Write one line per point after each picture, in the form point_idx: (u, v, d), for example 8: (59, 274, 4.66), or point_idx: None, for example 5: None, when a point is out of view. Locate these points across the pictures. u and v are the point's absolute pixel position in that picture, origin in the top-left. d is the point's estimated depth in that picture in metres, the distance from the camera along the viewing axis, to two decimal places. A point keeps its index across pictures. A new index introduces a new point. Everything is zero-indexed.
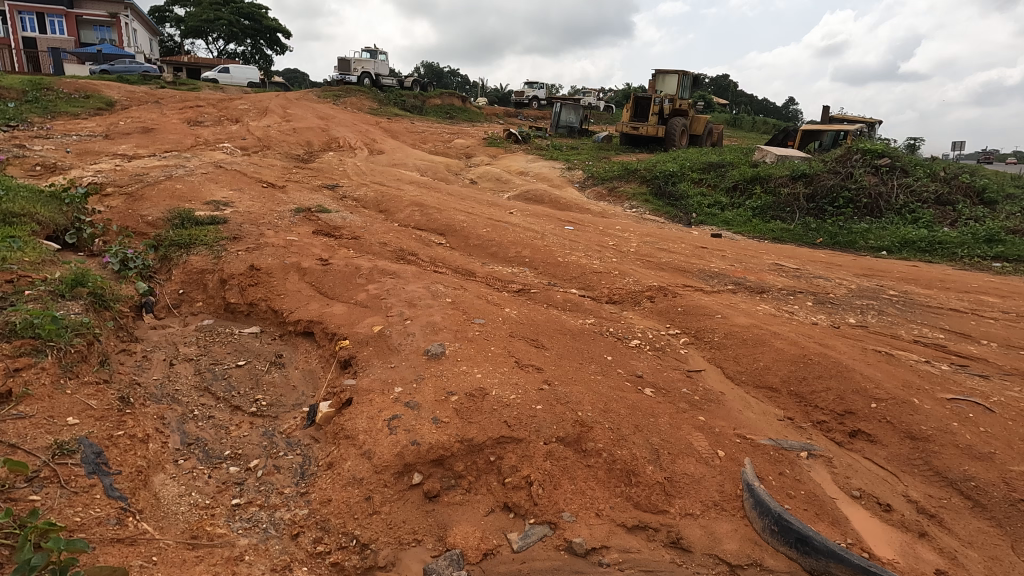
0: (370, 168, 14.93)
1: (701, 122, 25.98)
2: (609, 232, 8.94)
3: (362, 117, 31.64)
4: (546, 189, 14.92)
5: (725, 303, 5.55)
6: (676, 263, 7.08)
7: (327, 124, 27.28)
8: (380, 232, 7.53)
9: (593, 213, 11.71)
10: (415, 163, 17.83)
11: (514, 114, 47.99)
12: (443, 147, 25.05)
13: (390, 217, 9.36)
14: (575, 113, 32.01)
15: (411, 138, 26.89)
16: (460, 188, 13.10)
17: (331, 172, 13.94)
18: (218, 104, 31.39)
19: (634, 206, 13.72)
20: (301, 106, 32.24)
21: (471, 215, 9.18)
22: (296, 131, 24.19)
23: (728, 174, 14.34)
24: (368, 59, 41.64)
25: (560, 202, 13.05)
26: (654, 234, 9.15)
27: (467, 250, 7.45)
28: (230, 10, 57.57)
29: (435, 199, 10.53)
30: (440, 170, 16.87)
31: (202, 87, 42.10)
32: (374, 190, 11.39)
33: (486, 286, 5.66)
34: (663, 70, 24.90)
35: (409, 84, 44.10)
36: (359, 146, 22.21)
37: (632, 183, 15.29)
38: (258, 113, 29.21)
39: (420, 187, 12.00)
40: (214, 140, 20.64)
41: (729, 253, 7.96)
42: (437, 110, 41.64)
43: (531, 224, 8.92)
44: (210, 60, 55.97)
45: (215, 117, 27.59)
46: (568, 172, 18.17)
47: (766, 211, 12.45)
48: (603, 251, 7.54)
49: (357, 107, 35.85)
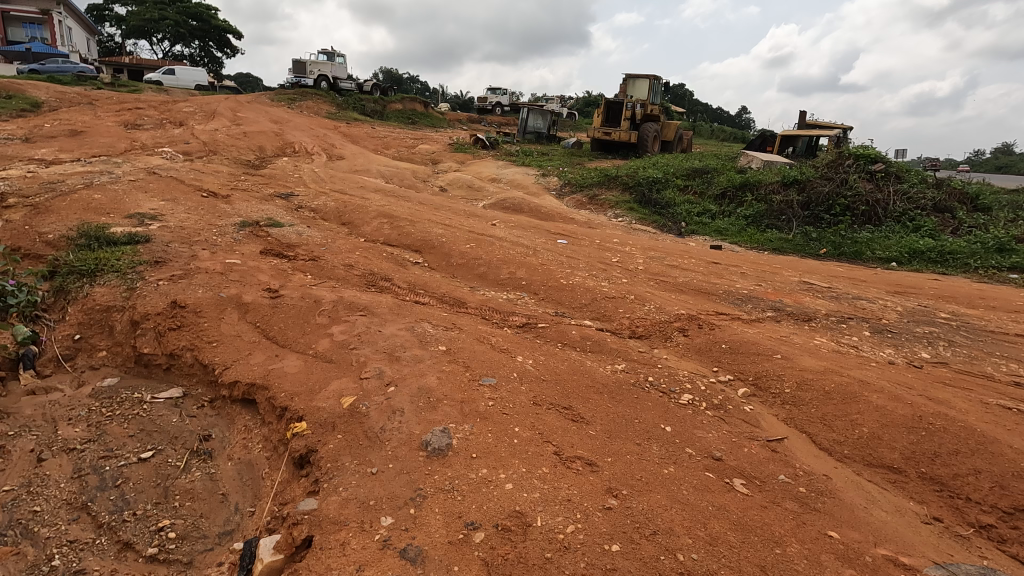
0: (330, 174, 13.56)
1: (672, 128, 25.53)
2: (607, 245, 7.92)
3: (320, 121, 29.95)
4: (523, 197, 13.86)
5: (777, 338, 4.55)
6: (696, 284, 6.09)
7: (282, 128, 25.55)
8: (345, 251, 6.25)
9: (579, 224, 10.70)
10: (379, 169, 16.50)
11: (478, 121, 47.00)
12: (407, 152, 23.72)
13: (354, 231, 8.08)
14: (542, 118, 31.17)
15: (373, 143, 25.43)
16: (431, 196, 11.88)
17: (285, 180, 12.50)
18: (161, 107, 29.21)
19: (619, 215, 12.79)
20: (253, 109, 30.34)
21: (449, 228, 8.00)
22: (247, 136, 22.45)
23: (715, 180, 13.60)
24: (325, 61, 39.85)
25: (541, 211, 12.00)
26: (655, 247, 8.17)
27: (450, 271, 6.27)
28: (177, 11, 54.72)
29: (405, 209, 9.30)
30: (407, 177, 15.59)
31: (145, 89, 39.47)
32: (334, 200, 10.05)
33: (484, 322, 4.49)
34: (634, 74, 24.35)
35: (368, 88, 42.48)
36: (317, 151, 20.66)
37: (614, 191, 14.40)
38: (205, 117, 27.22)
39: (386, 195, 10.73)
40: (154, 144, 18.77)
41: (746, 269, 7.03)
42: (399, 115, 40.16)
43: (519, 238, 7.81)
44: (155, 62, 52.93)
45: (157, 120, 25.45)
46: (542, 179, 17.18)
47: (760, 219, 11.71)
48: (608, 270, 6.49)
49: (314, 111, 34.09)
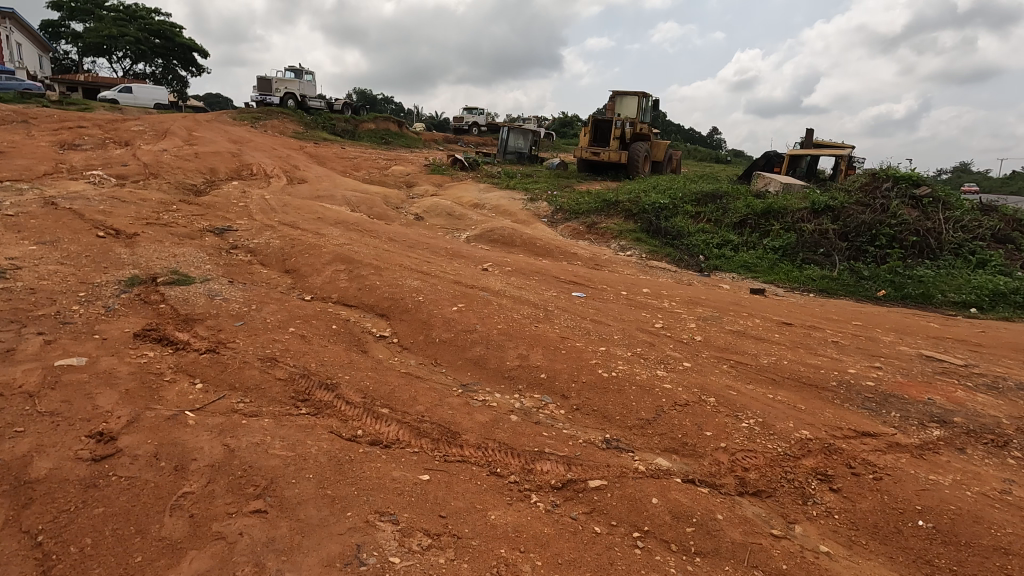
0: (284, 201, 11.50)
1: (661, 147, 24.11)
2: (636, 297, 6.02)
3: (285, 141, 27.79)
4: (513, 226, 11.93)
5: (1004, 503, 2.65)
6: (786, 369, 4.22)
7: (240, 149, 23.31)
8: (272, 327, 4.20)
9: (584, 265, 8.81)
10: (345, 194, 14.44)
11: (455, 141, 45.40)
12: (378, 174, 21.73)
13: (297, 284, 6.03)
14: (523, 138, 29.58)
15: (341, 164, 23.35)
16: (404, 228, 9.91)
17: (226, 209, 10.35)
18: (108, 125, 26.75)
19: (626, 247, 10.97)
20: (211, 128, 28.09)
21: (428, 278, 6.02)
22: (199, 157, 20.23)
23: (731, 206, 11.93)
24: (292, 79, 37.78)
25: (536, 245, 10.10)
26: (696, 297, 6.30)
27: (430, 353, 4.29)
28: (138, 27, 52.27)
29: (370, 248, 7.29)
30: (377, 203, 13.57)
31: (96, 107, 36.84)
32: (279, 236, 7.98)
33: (499, 495, 2.52)
34: (622, 91, 22.92)
35: (339, 106, 40.43)
36: (277, 173, 18.52)
37: (615, 218, 12.64)
38: (156, 136, 24.89)
39: (346, 229, 8.72)
40: (86, 166, 16.42)
41: (833, 334, 5.20)
42: (371, 135, 38.19)
43: (521, 291, 5.87)
44: (111, 80, 50.18)
45: (100, 140, 22.97)
46: (531, 204, 15.34)
47: (792, 251, 10.01)
48: (655, 345, 4.58)
49: (279, 130, 31.96)
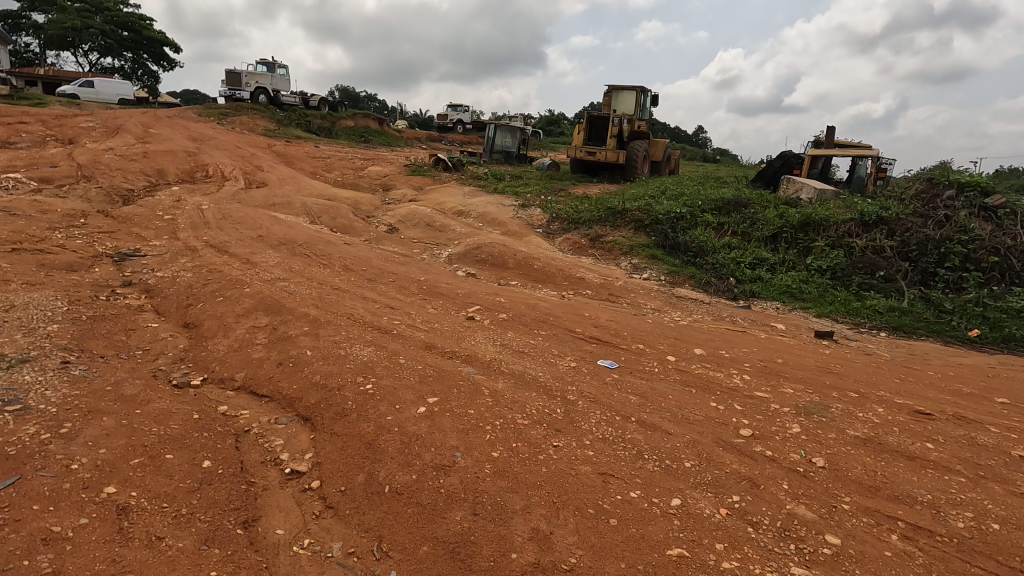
0: (225, 212, 9.46)
1: (660, 147, 22.39)
2: (687, 365, 4.16)
3: (252, 139, 25.59)
4: (504, 240, 10.03)
5: None
6: (1008, 549, 2.37)
7: (199, 147, 21.09)
8: (73, 488, 2.27)
9: (595, 298, 6.96)
10: (306, 200, 12.43)
11: (439, 139, 43.40)
12: (352, 176, 19.69)
13: (192, 352, 4.07)
14: (511, 136, 27.70)
15: (312, 164, 21.23)
16: (370, 248, 7.99)
17: (147, 223, 8.30)
18: (54, 121, 24.36)
19: (640, 268, 9.18)
20: (171, 125, 25.80)
21: (387, 342, 4.11)
22: (149, 157, 18.06)
23: (760, 216, 10.20)
24: (264, 72, 35.42)
25: (533, 268, 8.22)
26: (768, 361, 4.45)
27: (371, 523, 2.37)
28: (104, 19, 49.45)
29: (314, 286, 5.34)
30: (342, 212, 11.57)
31: (50, 102, 34.24)
32: (195, 267, 5.99)
33: None
34: (619, 86, 21.15)
35: (315, 102, 38.11)
36: (235, 176, 16.39)
37: (623, 229, 10.84)
38: (107, 133, 22.59)
39: (290, 252, 6.75)
40: (7, 168, 14.21)
41: (1007, 439, 3.40)
42: (349, 133, 35.99)
43: (523, 363, 3.97)
44: (73, 73, 47.27)
45: (39, 138, 20.55)
46: (522, 212, 13.47)
47: (843, 275, 8.27)
48: (759, 486, 2.71)
49: (248, 127, 29.71)
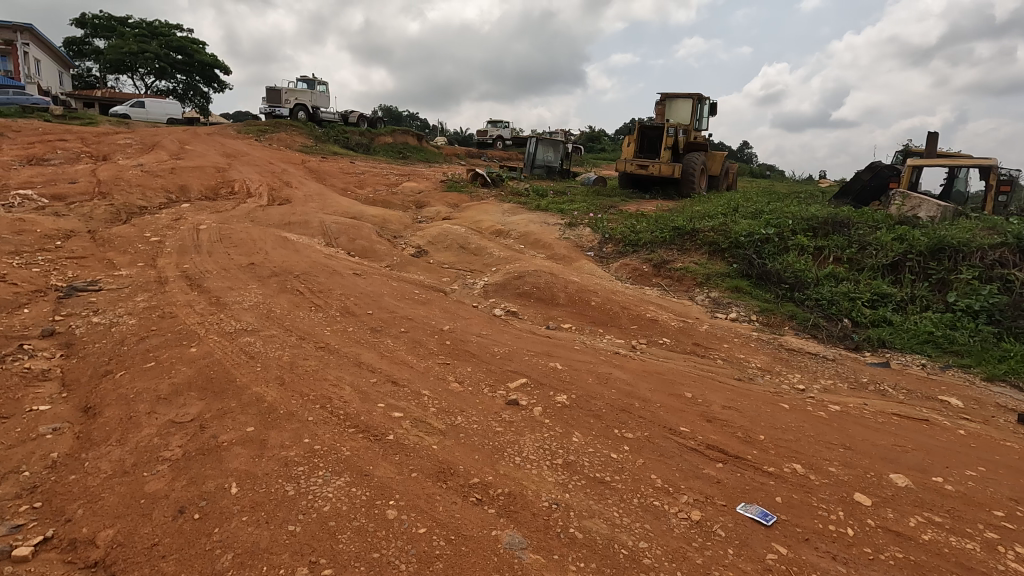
0: (227, 232, 8.17)
1: (719, 160, 20.42)
2: (901, 522, 2.51)
3: (287, 155, 24.95)
4: (551, 266, 8.35)
5: None
6: None
7: (230, 163, 20.35)
8: None
9: (676, 355, 5.19)
10: (327, 218, 11.10)
11: (479, 155, 42.43)
12: (385, 192, 18.52)
13: (61, 471, 2.51)
14: (553, 150, 26.16)
15: (344, 180, 20.18)
16: (387, 278, 6.45)
17: (128, 245, 7.01)
18: (95, 139, 24.31)
19: (723, 304, 7.38)
20: (207, 142, 25.43)
21: (375, 471, 2.48)
22: (176, 172, 17.32)
23: (871, 240, 8.22)
24: (304, 89, 35.15)
25: (590, 305, 6.50)
26: (1017, 512, 2.64)
27: None
28: (160, 44, 51.14)
29: (289, 344, 3.77)
30: (365, 231, 10.16)
31: (100, 121, 34.89)
32: (148, 306, 4.55)
33: None
34: (674, 94, 19.42)
35: (354, 119, 37.68)
36: (260, 192, 15.36)
37: (694, 254, 9.05)
38: (142, 149, 22.24)
39: (280, 286, 5.24)
40: (23, 184, 13.49)
41: None
42: (387, 149, 35.28)
43: (607, 515, 2.38)
44: (127, 95, 48.77)
45: (74, 154, 20.21)
46: (570, 232, 11.78)
47: (1005, 319, 6.23)
48: None
49: (285, 144, 29.26)
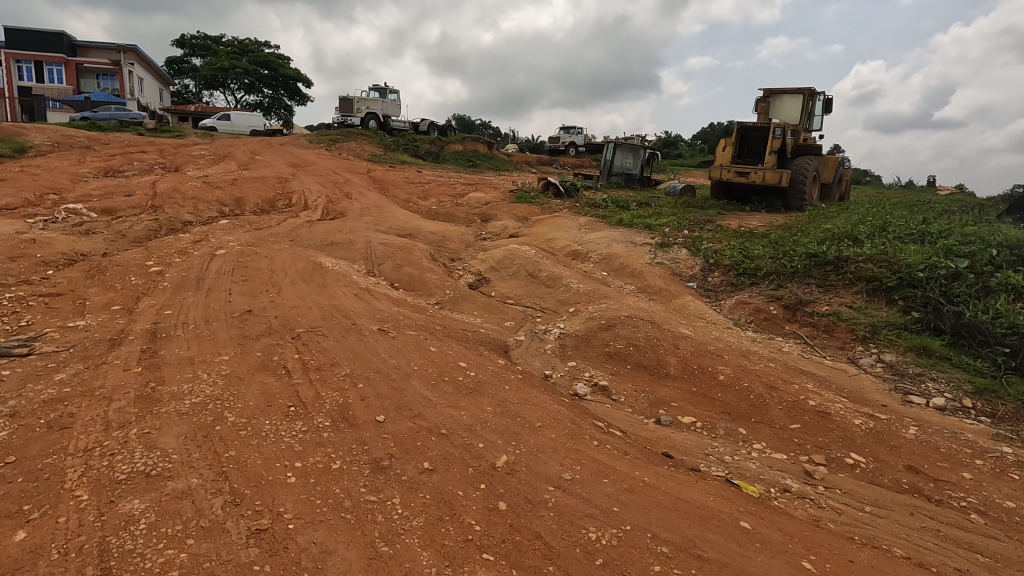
0: (250, 258, 6.82)
1: (833, 165, 17.40)
2: None
3: (355, 164, 24.27)
4: (646, 307, 6.34)
5: None
6: None
7: (294, 174, 19.69)
8: None
9: (885, 501, 3.09)
10: (377, 236, 9.67)
11: (551, 162, 40.69)
12: (450, 204, 17.10)
13: None
14: (633, 156, 23.94)
15: (408, 191, 18.99)
16: (427, 332, 4.73)
17: (120, 277, 5.71)
18: (174, 150, 24.67)
19: (910, 376, 5.10)
20: (278, 152, 25.21)
21: None
22: (238, 183, 16.68)
23: None
24: (376, 98, 34.79)
25: (713, 380, 4.46)
26: None
27: None
28: (249, 60, 53.34)
29: (189, 543, 2.16)
30: (416, 251, 8.58)
31: (187, 133, 36.25)
32: (48, 400, 2.98)
33: None
34: (781, 90, 16.71)
35: (424, 127, 37.01)
36: (317, 205, 14.32)
37: (844, 294, 6.71)
38: (213, 160, 22.14)
39: (260, 359, 3.60)
40: (81, 197, 13.03)
41: None
42: (457, 157, 34.24)
43: None
44: (216, 109, 51.08)
45: (148, 166, 20.28)
46: (661, 256, 9.67)
47: None
48: None
49: (355, 152, 28.77)
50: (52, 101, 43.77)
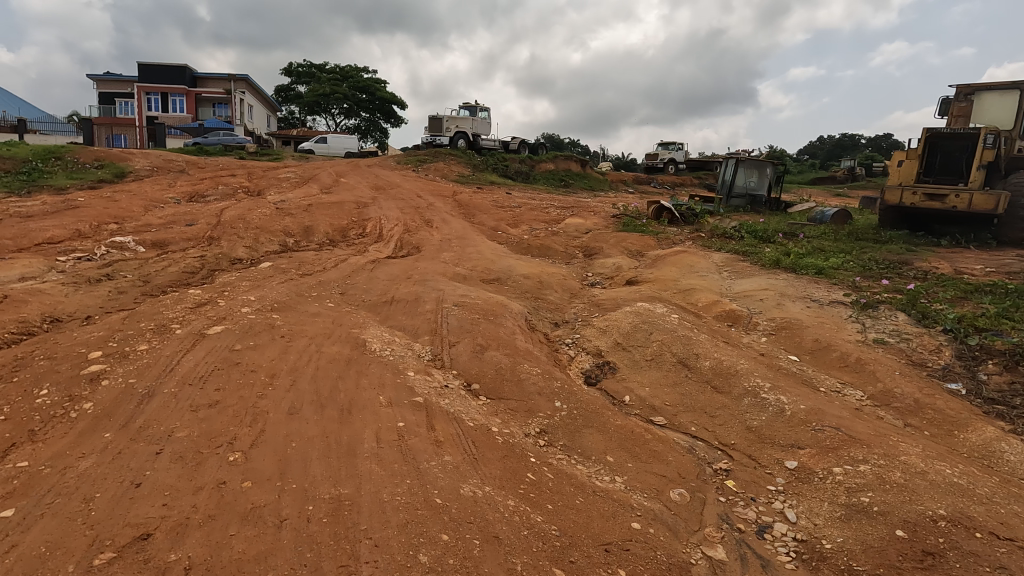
0: (255, 338, 4.43)
1: None
2: None
3: (441, 186, 22.51)
4: (962, 476, 3.19)
5: None
6: None
7: (375, 197, 18.02)
8: None
9: None
10: (454, 287, 7.19)
11: (649, 181, 37.27)
12: (545, 233, 14.54)
13: None
14: (758, 174, 20.39)
15: (495, 216, 16.65)
16: None
17: (24, 387, 3.46)
18: (262, 173, 24.19)
19: None
20: (364, 174, 24.05)
21: None
22: (312, 208, 15.13)
23: None
24: (466, 116, 33.26)
25: None
26: None
27: None
28: (349, 85, 54.64)
29: None
30: (506, 314, 5.93)
31: (283, 156, 36.81)
32: None
33: None
34: (987, 85, 12.54)
35: (514, 145, 35.05)
36: (391, 236, 12.25)
37: None
38: (297, 183, 21.14)
39: None
40: (140, 227, 11.79)
41: None
42: (549, 177, 31.87)
43: None
44: (314, 133, 52.58)
45: (231, 190, 19.43)
46: (873, 328, 6.36)
47: None
48: None
49: (442, 173, 27.18)
50: (171, 129, 46.68)
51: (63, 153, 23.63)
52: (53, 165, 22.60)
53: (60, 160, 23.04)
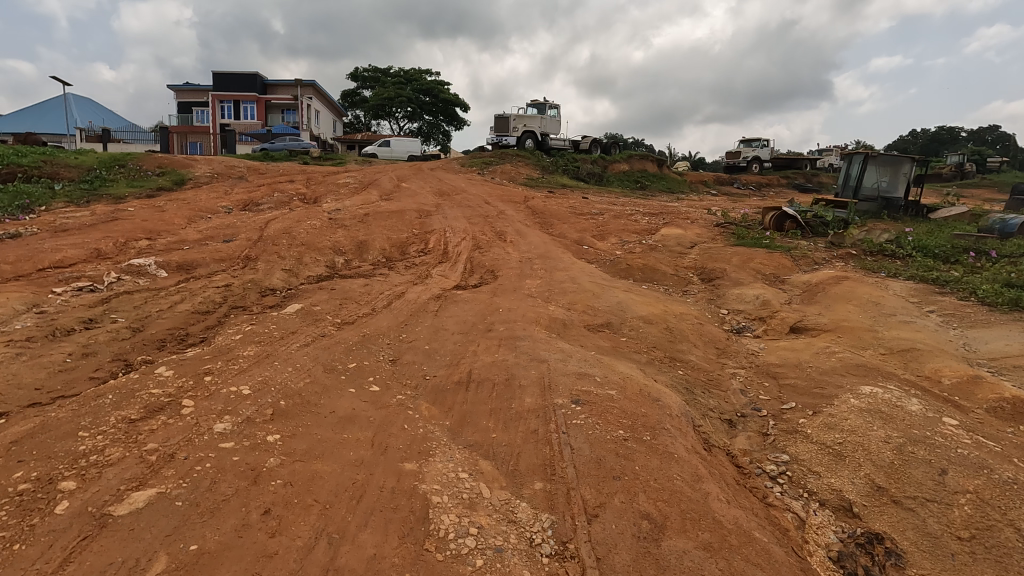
0: (206, 530, 2.18)
1: None
2: None
3: (510, 190, 20.27)
4: None
5: None
6: None
7: (438, 204, 15.95)
8: None
9: None
10: (559, 349, 4.75)
11: (733, 181, 33.63)
12: (641, 248, 11.91)
13: None
14: (892, 172, 16.79)
15: (577, 226, 14.16)
16: None
17: None
18: (320, 179, 22.84)
19: None
20: (426, 178, 22.21)
21: None
22: (367, 218, 13.21)
23: None
24: (534, 114, 30.93)
25: None
26: None
27: None
28: (413, 87, 53.59)
29: None
30: (668, 424, 3.41)
31: (345, 160, 35.84)
32: None
33: None
34: None
35: (585, 145, 32.37)
36: (459, 254, 10.04)
37: None
38: (355, 189, 19.50)
39: None
40: (173, 244, 10.15)
41: None
42: (623, 178, 29.01)
43: None
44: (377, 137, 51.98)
45: (287, 197, 17.93)
46: None
47: None
48: None
49: (508, 175, 24.99)
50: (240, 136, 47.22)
51: (127, 161, 23.13)
52: (117, 173, 22.10)
53: (123, 168, 22.51)
